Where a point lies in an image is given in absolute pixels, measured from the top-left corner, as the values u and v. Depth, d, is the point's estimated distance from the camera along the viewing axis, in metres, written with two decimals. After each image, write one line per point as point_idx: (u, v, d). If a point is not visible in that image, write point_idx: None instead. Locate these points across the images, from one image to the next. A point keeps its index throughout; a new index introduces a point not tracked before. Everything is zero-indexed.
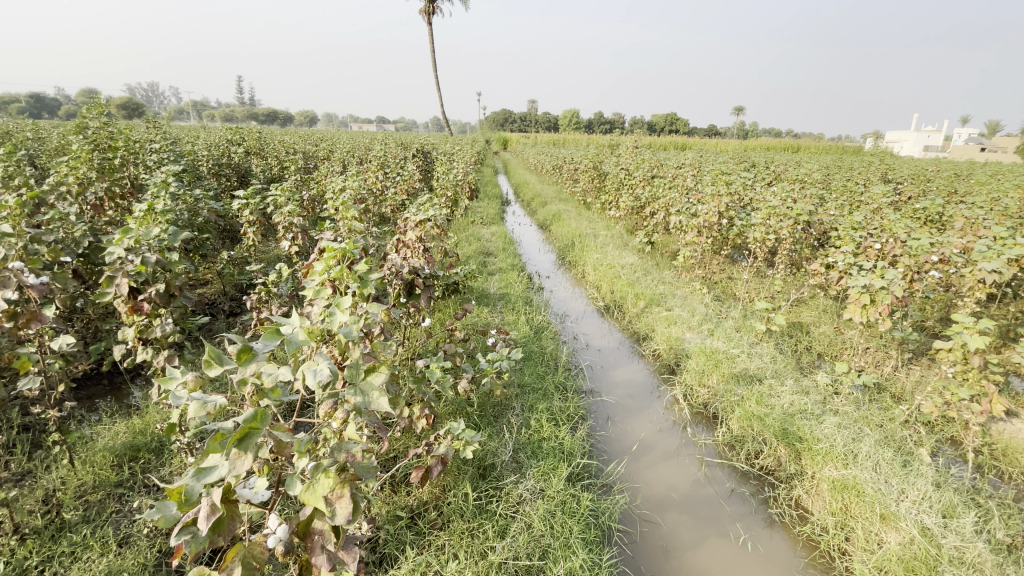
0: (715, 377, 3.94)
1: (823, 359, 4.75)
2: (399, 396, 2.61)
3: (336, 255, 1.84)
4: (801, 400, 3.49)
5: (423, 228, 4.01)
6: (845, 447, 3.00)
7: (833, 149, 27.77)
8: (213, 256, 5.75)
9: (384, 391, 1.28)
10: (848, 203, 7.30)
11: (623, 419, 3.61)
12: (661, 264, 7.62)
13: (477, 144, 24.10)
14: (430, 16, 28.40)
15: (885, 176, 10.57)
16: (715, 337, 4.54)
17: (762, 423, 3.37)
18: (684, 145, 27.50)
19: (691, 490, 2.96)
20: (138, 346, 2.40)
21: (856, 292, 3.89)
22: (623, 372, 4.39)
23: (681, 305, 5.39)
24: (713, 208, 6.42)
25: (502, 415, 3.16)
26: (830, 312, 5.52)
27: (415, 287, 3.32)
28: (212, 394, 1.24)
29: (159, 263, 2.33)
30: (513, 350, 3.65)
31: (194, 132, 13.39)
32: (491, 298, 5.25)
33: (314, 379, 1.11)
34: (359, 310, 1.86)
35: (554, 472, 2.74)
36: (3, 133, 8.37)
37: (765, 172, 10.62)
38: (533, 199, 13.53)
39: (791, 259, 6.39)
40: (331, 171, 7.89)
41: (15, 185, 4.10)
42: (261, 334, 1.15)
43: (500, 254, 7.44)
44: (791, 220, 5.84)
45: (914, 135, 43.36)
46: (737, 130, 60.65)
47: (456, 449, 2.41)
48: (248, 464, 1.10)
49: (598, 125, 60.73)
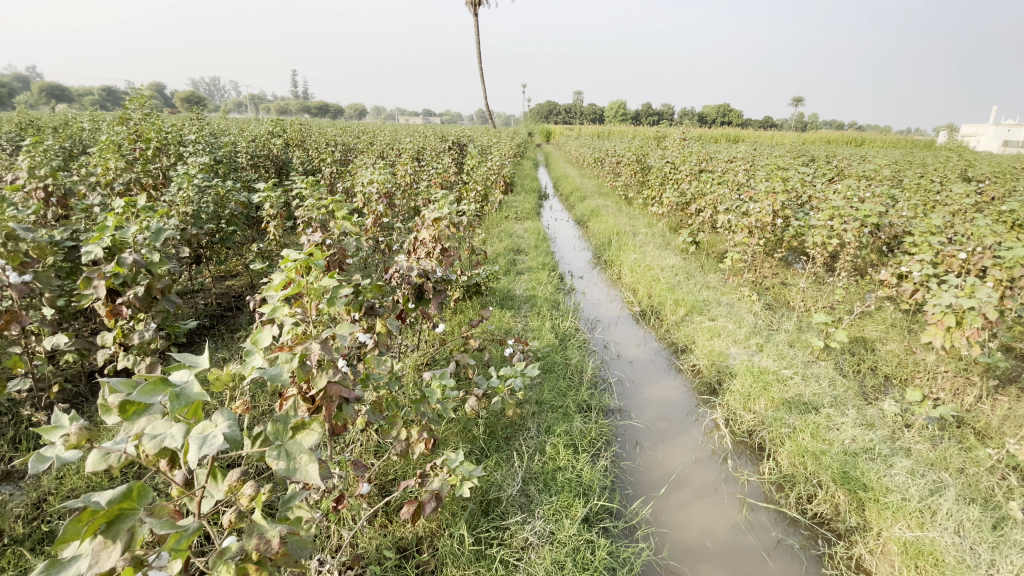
0: (762, 402, 3.48)
1: (889, 382, 4.19)
2: (396, 417, 2.33)
3: (298, 266, 1.50)
4: (866, 436, 2.99)
5: (440, 227, 3.72)
6: (920, 501, 2.51)
7: (899, 143, 25.74)
8: (240, 249, 5.71)
9: (315, 455, 0.99)
10: (922, 203, 6.51)
11: (654, 446, 3.21)
12: (706, 266, 7.07)
13: (519, 138, 23.75)
14: (477, 6, 28.15)
15: (965, 174, 9.50)
16: (764, 354, 4.04)
17: (818, 463, 2.90)
18: (737, 137, 26.04)
19: (729, 538, 2.54)
20: (119, 352, 2.27)
21: (938, 312, 3.30)
22: (657, 389, 3.97)
23: (726, 315, 4.88)
24: (767, 207, 5.83)
25: (515, 438, 2.85)
26: (899, 328, 4.88)
27: (425, 292, 3.03)
28: (116, 443, 1.01)
29: (137, 266, 2.12)
30: (532, 362, 3.33)
31: (241, 125, 13.71)
32: (517, 301, 4.92)
33: (200, 452, 0.82)
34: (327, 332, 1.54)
35: (568, 511, 2.39)
36: (62, 126, 8.75)
37: (826, 168, 9.74)
38: (572, 193, 13.09)
39: (854, 265, 5.73)
40: (364, 162, 7.76)
41: (41, 176, 4.11)
42: (137, 386, 0.85)
43: (532, 251, 7.09)
44: (858, 222, 5.19)
45: (993, 127, 39.72)
46: (795, 121, 57.40)
47: (452, 484, 2.11)
48: (115, 558, 0.84)
49: (645, 118, 59.04)
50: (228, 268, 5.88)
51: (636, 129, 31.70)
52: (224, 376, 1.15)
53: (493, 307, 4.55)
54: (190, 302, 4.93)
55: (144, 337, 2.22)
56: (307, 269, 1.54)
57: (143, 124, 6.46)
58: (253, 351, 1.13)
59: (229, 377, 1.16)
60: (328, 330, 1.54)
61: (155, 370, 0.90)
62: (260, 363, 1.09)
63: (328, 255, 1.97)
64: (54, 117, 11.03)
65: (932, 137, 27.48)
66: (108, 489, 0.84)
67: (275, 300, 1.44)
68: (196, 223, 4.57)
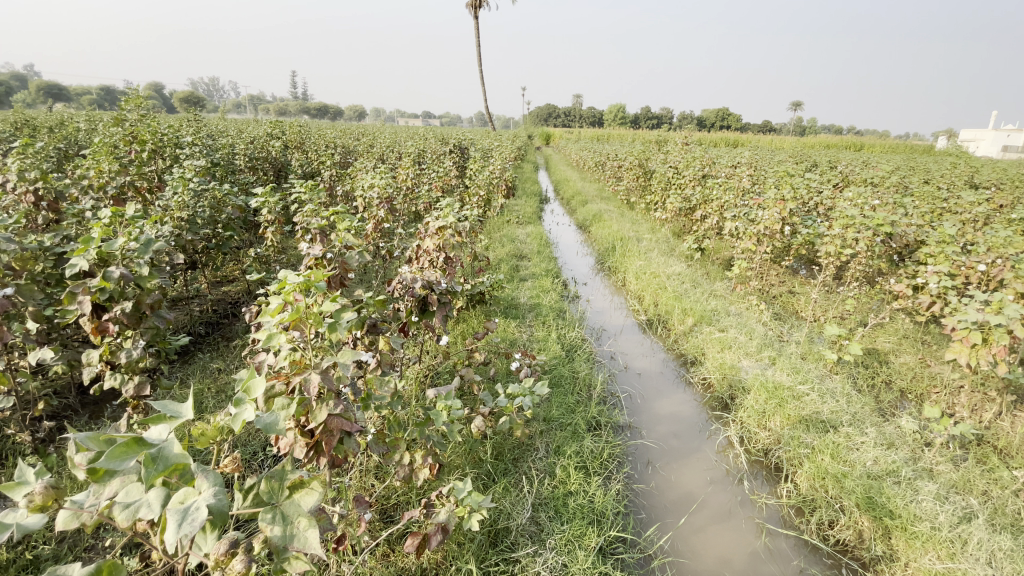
0: (777, 420, 3.36)
1: (905, 397, 4.07)
2: (399, 441, 2.20)
3: (298, 288, 1.36)
4: (888, 458, 2.87)
5: (445, 235, 3.58)
6: (951, 530, 2.38)
7: (899, 148, 25.70)
8: (236, 254, 5.56)
9: (315, 521, 0.86)
10: (932, 211, 6.40)
11: (666, 466, 3.08)
12: (711, 273, 6.95)
13: (519, 141, 23.65)
14: (478, 8, 28.09)
15: (971, 181, 9.40)
16: (778, 368, 3.92)
17: (839, 487, 2.78)
18: (736, 141, 26.01)
19: (749, 567, 2.41)
20: (105, 371, 2.13)
21: (963, 328, 3.19)
22: (667, 403, 3.84)
23: (736, 326, 4.75)
24: (776, 215, 5.72)
25: (523, 459, 2.72)
26: (912, 340, 4.76)
27: (429, 305, 2.90)
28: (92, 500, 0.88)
29: (125, 280, 1.98)
30: (539, 377, 3.20)
31: (239, 126, 13.57)
32: (521, 310, 4.79)
33: (180, 531, 0.69)
34: (327, 360, 1.40)
35: (580, 541, 2.27)
36: (57, 128, 8.60)
37: (830, 173, 9.64)
38: (573, 197, 12.98)
39: (865, 274, 5.61)
40: (364, 165, 7.63)
41: (31, 179, 3.98)
42: (104, 450, 0.71)
43: (535, 257, 6.96)
44: (870, 231, 5.08)
45: (990, 132, 39.84)
46: (794, 125, 57.49)
47: (459, 516, 1.97)
48: None
49: (644, 121, 59.05)
50: (225, 274, 5.74)
51: (635, 134, 31.67)
52: (211, 428, 1.02)
53: (497, 316, 4.42)
54: (185, 309, 4.79)
55: (131, 356, 2.08)
56: (307, 291, 1.40)
57: (139, 125, 6.31)
58: (244, 400, 1.00)
59: (219, 425, 1.03)
60: (328, 359, 1.39)
61: (126, 430, 0.76)
62: (252, 415, 0.96)
63: (330, 272, 1.85)
64: (51, 117, 10.86)
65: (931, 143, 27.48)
66: (77, 566, 0.76)
67: (270, 325, 1.30)
68: (191, 228, 4.43)
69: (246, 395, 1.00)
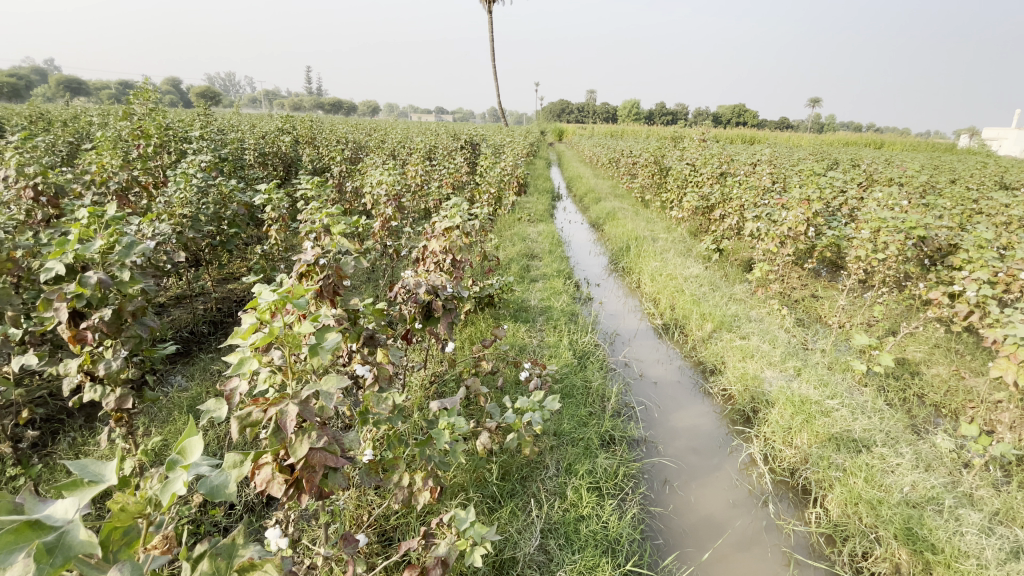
0: (804, 437, 3.14)
1: (939, 412, 3.82)
2: (397, 462, 2.04)
3: (273, 308, 1.18)
4: (927, 483, 2.65)
5: (451, 236, 3.40)
6: (1002, 570, 2.17)
7: (921, 146, 24.98)
8: (241, 252, 5.45)
9: None
10: (964, 212, 6.10)
11: (685, 486, 2.88)
12: (730, 275, 6.70)
13: (532, 137, 23.39)
14: (491, 3, 27.80)
15: (1003, 181, 8.99)
16: (804, 380, 3.69)
17: (875, 514, 2.57)
18: (753, 138, 25.46)
19: None
20: (86, 382, 2.01)
21: (1011, 343, 2.97)
22: (685, 415, 3.63)
23: (759, 333, 4.51)
24: (800, 216, 5.46)
25: (531, 478, 2.54)
26: (945, 350, 4.49)
27: (433, 311, 2.73)
28: None
29: (103, 286, 1.84)
30: (550, 388, 3.02)
31: (252, 121, 13.49)
32: (531, 314, 4.60)
33: None
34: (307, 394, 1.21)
35: (593, 573, 2.08)
36: (68, 123, 8.55)
37: (854, 172, 9.29)
38: (587, 195, 12.73)
39: (894, 278, 5.33)
40: (374, 160, 7.48)
41: (31, 174, 3.88)
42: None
43: (546, 257, 6.76)
44: (901, 234, 4.80)
45: (1014, 131, 38.72)
46: (812, 121, 56.38)
47: (460, 549, 1.79)
48: None
49: (658, 117, 58.33)
50: (230, 271, 5.63)
51: (649, 131, 31.21)
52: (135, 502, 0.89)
53: (506, 320, 4.24)
54: (189, 308, 4.68)
55: (111, 368, 1.95)
56: (284, 310, 1.21)
57: (146, 119, 6.21)
58: (180, 463, 0.86)
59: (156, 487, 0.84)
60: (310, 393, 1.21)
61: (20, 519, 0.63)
62: (183, 489, 0.82)
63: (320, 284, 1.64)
64: (66, 110, 10.89)
65: (952, 139, 26.72)
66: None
67: (238, 353, 1.13)
68: (193, 225, 4.32)
69: (182, 459, 0.86)
